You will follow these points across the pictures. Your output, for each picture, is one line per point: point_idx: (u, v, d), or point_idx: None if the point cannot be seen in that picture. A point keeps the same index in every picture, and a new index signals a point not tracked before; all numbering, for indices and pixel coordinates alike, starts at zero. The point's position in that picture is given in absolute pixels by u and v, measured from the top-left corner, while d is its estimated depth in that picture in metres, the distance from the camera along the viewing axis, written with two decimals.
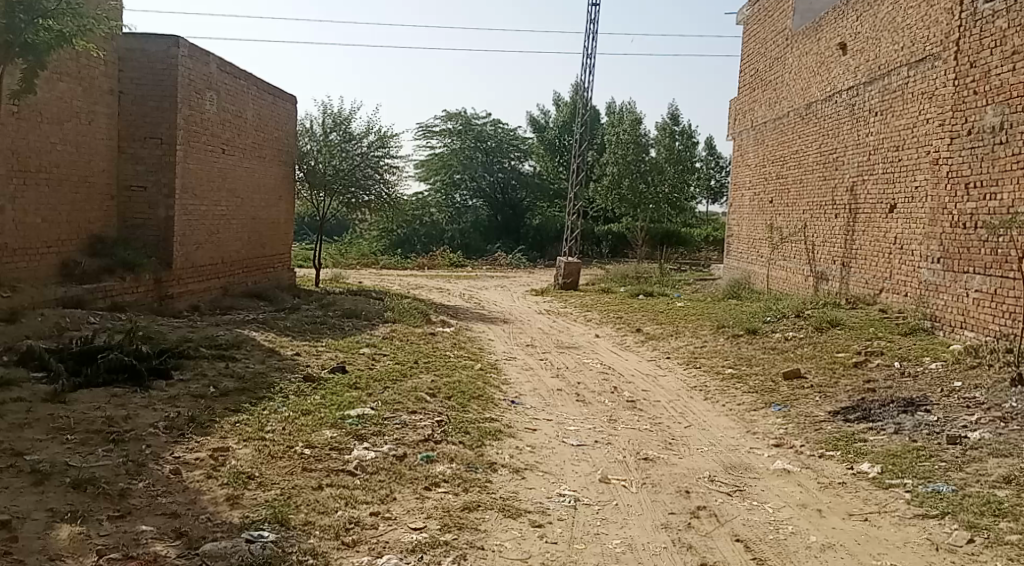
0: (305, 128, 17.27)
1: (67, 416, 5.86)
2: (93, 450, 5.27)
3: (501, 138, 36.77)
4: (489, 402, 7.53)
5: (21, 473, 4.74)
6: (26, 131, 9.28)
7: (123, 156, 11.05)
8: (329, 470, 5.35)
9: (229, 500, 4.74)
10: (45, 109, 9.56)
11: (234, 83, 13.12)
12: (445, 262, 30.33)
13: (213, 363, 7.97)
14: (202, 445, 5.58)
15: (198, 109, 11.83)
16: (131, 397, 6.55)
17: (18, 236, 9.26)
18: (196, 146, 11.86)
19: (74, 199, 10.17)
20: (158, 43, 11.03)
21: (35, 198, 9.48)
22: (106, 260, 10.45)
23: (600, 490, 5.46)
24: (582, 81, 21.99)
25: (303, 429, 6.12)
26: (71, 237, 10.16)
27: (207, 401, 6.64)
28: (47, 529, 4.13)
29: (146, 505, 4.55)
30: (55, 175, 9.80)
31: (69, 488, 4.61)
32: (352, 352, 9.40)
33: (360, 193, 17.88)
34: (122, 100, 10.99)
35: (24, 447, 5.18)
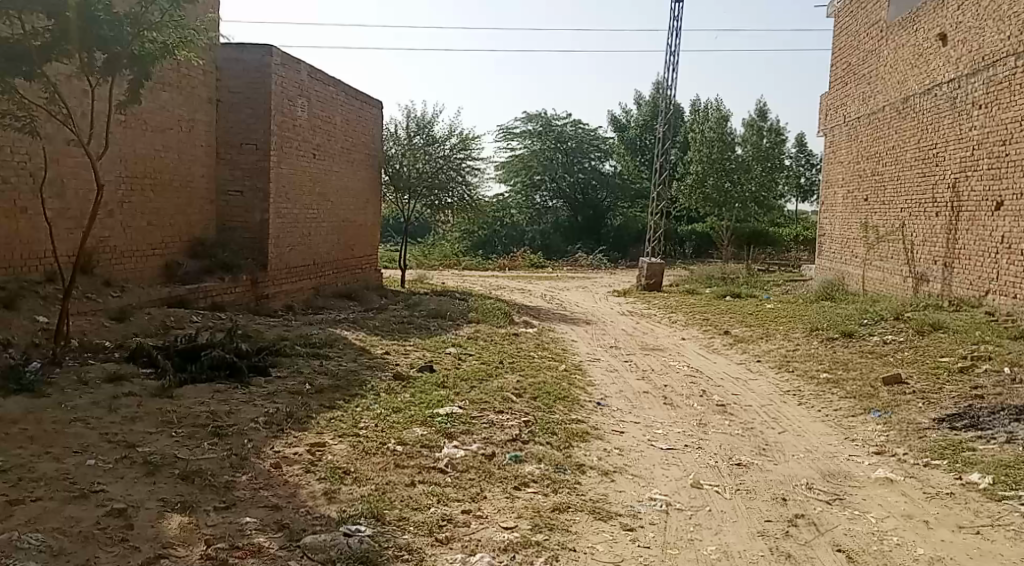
0: (389, 132, 17.63)
1: (174, 410, 6.13)
2: (199, 443, 5.50)
3: (580, 138, 36.62)
4: (575, 403, 7.50)
5: (134, 464, 4.98)
6: (133, 138, 9.77)
7: (222, 162, 11.51)
8: (421, 467, 5.44)
9: (326, 494, 4.87)
10: (150, 117, 10.05)
11: (324, 89, 13.50)
12: (526, 263, 30.45)
13: (308, 361, 8.22)
14: (300, 440, 5.76)
15: (290, 115, 12.23)
16: (233, 393, 6.82)
17: (125, 239, 9.74)
18: (288, 152, 12.27)
19: (176, 203, 10.65)
20: (253, 52, 11.45)
21: (140, 202, 9.96)
22: (207, 262, 10.92)
23: (692, 495, 5.36)
24: (665, 79, 21.69)
25: (395, 427, 6.24)
26: (173, 239, 10.63)
27: (304, 397, 6.84)
28: (160, 518, 4.31)
29: (249, 497, 4.72)
30: (158, 181, 10.28)
31: (178, 479, 4.82)
32: (438, 351, 9.53)
33: (443, 195, 18.09)
34: (220, 108, 11.45)
35: (136, 439, 5.44)
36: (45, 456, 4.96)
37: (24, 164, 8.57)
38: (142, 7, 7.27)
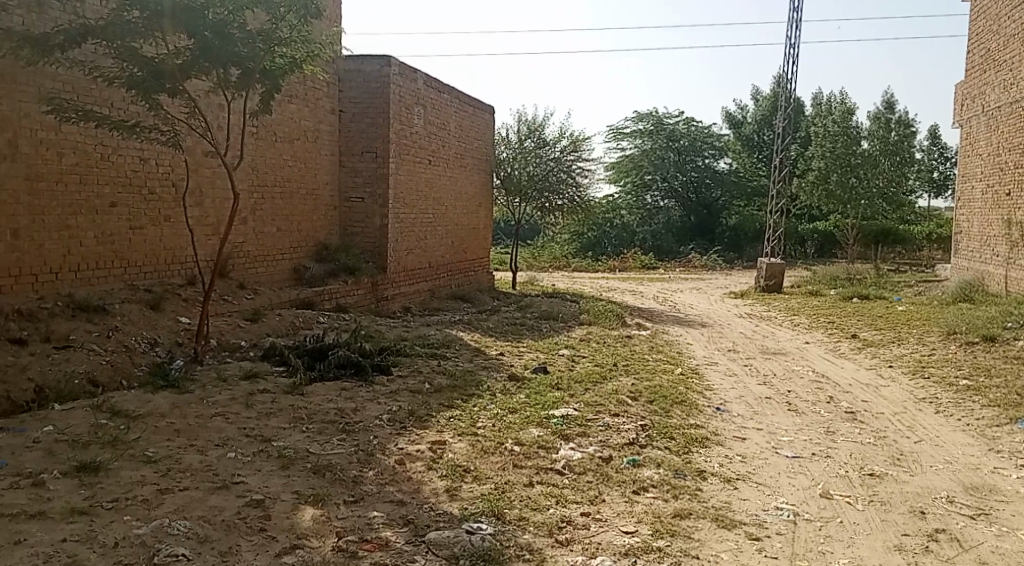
0: (501, 137, 17.83)
1: (305, 407, 6.42)
2: (328, 438, 5.74)
3: (694, 136, 35.68)
4: (693, 408, 7.36)
5: (270, 457, 5.25)
6: (264, 149, 10.29)
7: (344, 169, 11.97)
8: (539, 468, 5.47)
9: (448, 491, 4.97)
10: (279, 129, 10.56)
11: (439, 96, 13.80)
12: (637, 264, 30.12)
13: (427, 361, 8.43)
14: (422, 438, 5.91)
15: (407, 123, 12.58)
16: (358, 391, 7.08)
17: (257, 244, 10.27)
18: (406, 158, 12.63)
19: (303, 210, 11.15)
20: (373, 63, 11.85)
21: (270, 210, 10.48)
22: (331, 265, 11.38)
23: (821, 506, 5.16)
24: (785, 72, 20.95)
25: (512, 427, 6.31)
26: (301, 244, 11.13)
27: (424, 396, 7.02)
28: (294, 510, 4.52)
29: (376, 492, 4.88)
30: (286, 189, 10.78)
31: (309, 473, 5.04)
32: (552, 353, 9.56)
33: (554, 197, 18.08)
34: (342, 118, 11.90)
35: (271, 434, 5.74)
36: (190, 448, 5.30)
37: (167, 175, 9.18)
38: (272, 23, 7.69)
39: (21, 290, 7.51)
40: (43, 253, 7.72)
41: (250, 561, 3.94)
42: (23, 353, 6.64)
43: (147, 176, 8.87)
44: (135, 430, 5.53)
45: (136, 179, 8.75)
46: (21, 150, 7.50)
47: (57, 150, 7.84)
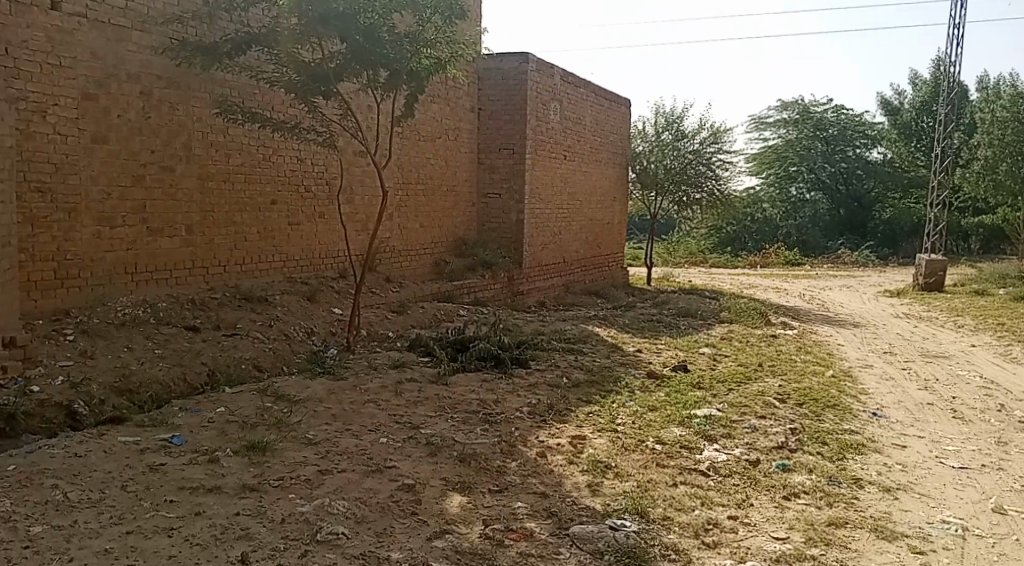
0: (637, 130, 17.61)
1: (449, 397, 6.61)
2: (473, 428, 5.89)
3: (844, 124, 33.97)
4: (847, 412, 7.01)
5: (419, 444, 5.45)
6: (408, 147, 10.65)
7: (482, 166, 12.23)
8: (683, 468, 5.38)
9: (590, 486, 4.98)
10: (423, 128, 10.91)
11: (575, 91, 13.82)
12: (780, 260, 28.98)
13: (565, 356, 8.47)
14: (562, 432, 5.95)
15: (544, 119, 12.67)
16: (498, 383, 7.21)
17: (401, 239, 10.66)
18: (543, 154, 12.73)
19: (444, 206, 11.48)
20: (511, 60, 12.03)
21: (413, 206, 10.85)
22: (471, 260, 11.64)
23: (994, 522, 4.80)
24: (948, 55, 19.53)
25: (653, 425, 6.24)
26: (442, 239, 11.47)
27: (563, 391, 7.06)
28: (443, 496, 4.67)
29: (520, 483, 4.96)
30: (429, 185, 11.13)
31: (456, 460, 5.19)
32: (692, 351, 9.37)
33: (692, 190, 17.64)
34: (481, 116, 12.16)
35: (418, 421, 5.95)
36: (345, 432, 5.57)
37: (321, 174, 9.69)
38: (418, 25, 7.94)
39: (194, 281, 8.15)
40: (213, 247, 8.33)
41: (403, 542, 4.10)
42: (197, 339, 7.21)
43: (303, 175, 9.39)
44: (295, 413, 5.88)
45: (295, 178, 9.28)
46: (195, 151, 8.10)
47: (225, 151, 8.42)
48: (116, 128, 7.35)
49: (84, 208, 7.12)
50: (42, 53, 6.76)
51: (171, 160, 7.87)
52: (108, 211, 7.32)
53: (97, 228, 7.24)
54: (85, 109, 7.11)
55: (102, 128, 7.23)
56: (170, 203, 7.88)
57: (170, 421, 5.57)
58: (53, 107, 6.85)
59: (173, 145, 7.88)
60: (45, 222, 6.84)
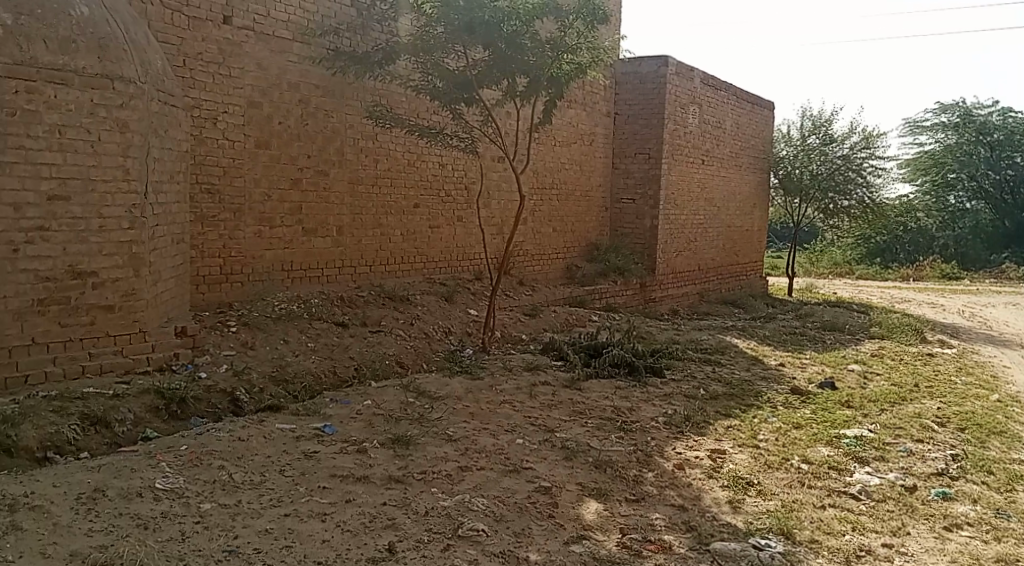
0: (782, 134, 17.14)
1: (583, 402, 6.61)
2: (608, 435, 5.86)
3: (1012, 130, 31.63)
4: (1015, 441, 6.47)
5: (555, 447, 5.48)
6: (545, 152, 10.76)
7: (617, 171, 12.21)
8: (830, 490, 5.15)
9: (731, 503, 4.85)
10: (560, 133, 11.00)
11: (715, 95, 13.51)
12: (935, 274, 27.13)
13: (702, 367, 8.28)
14: (701, 444, 5.83)
15: (683, 123, 12.45)
16: (633, 390, 7.14)
17: (534, 243, 10.79)
18: (680, 159, 12.53)
19: (577, 211, 11.54)
20: (650, 64, 11.92)
21: (547, 211, 10.95)
22: (605, 265, 11.61)
23: None
24: None
25: (798, 443, 6.00)
26: (573, 244, 11.54)
27: (700, 402, 6.90)
28: (579, 501, 4.68)
29: (658, 494, 4.90)
30: (563, 190, 11.20)
31: (592, 467, 5.19)
32: (839, 367, 8.92)
33: (840, 198, 16.76)
34: (617, 120, 12.15)
35: (554, 424, 5.99)
36: (484, 431, 5.69)
37: (462, 178, 9.97)
38: (561, 32, 8.00)
39: (342, 279, 8.57)
40: (361, 248, 8.73)
41: (541, 544, 4.13)
42: (345, 334, 7.57)
43: (444, 179, 9.68)
44: (436, 410, 6.06)
45: (436, 183, 9.58)
46: (347, 156, 8.50)
47: (375, 157, 8.79)
48: (277, 134, 7.83)
49: (247, 209, 7.61)
50: (214, 64, 7.28)
51: (325, 165, 8.29)
52: (268, 212, 7.80)
53: (259, 228, 7.72)
54: (251, 116, 7.60)
55: (265, 134, 7.72)
56: (324, 205, 8.31)
57: (321, 411, 5.88)
58: (223, 114, 7.37)
59: (327, 150, 8.30)
60: (213, 221, 7.36)
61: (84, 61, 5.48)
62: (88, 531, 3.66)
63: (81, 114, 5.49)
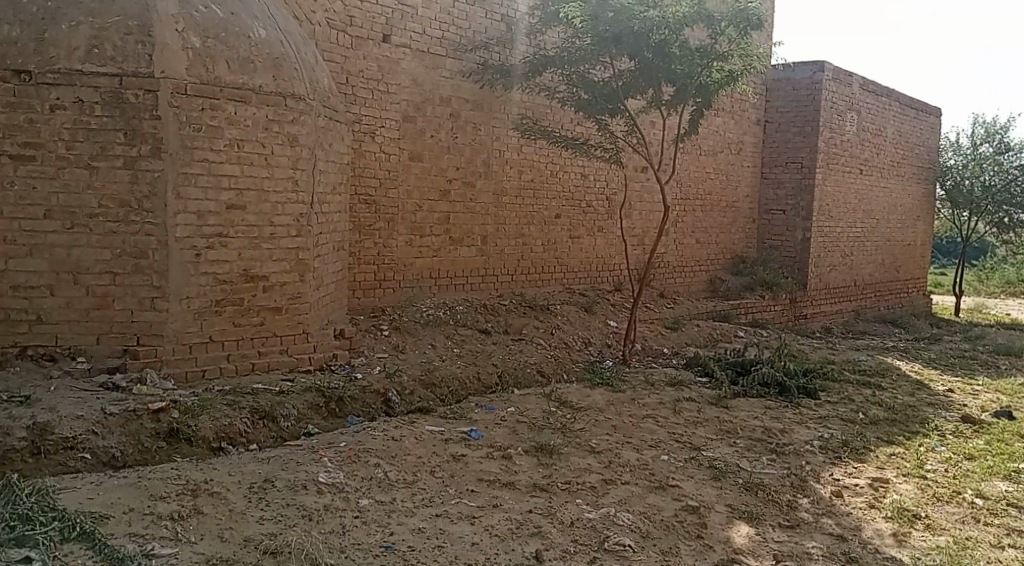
0: (950, 142, 16.02)
1: (731, 420, 6.42)
2: (758, 456, 5.66)
3: None
4: None
5: (702, 466, 5.35)
6: (691, 162, 10.56)
7: (766, 182, 11.83)
8: (1009, 529, 4.74)
9: (895, 536, 4.57)
10: (707, 142, 10.77)
11: (876, 100, 12.81)
12: None
13: (860, 389, 7.84)
14: (860, 472, 5.52)
15: (840, 131, 11.88)
16: (784, 411, 6.86)
17: (678, 255, 10.62)
18: (835, 169, 11.96)
19: (723, 223, 11.27)
20: (805, 70, 11.47)
21: (692, 222, 10.75)
22: (752, 279, 11.24)
23: None
24: None
25: (971, 476, 5.57)
26: (718, 257, 11.28)
27: (858, 427, 6.54)
28: (730, 523, 4.54)
29: (813, 521, 4.68)
30: (709, 201, 10.97)
31: (742, 488, 5.03)
32: (1017, 396, 8.20)
33: (1017, 211, 15.43)
34: (767, 129, 11.77)
35: (700, 442, 5.85)
36: (628, 444, 5.64)
37: (604, 189, 9.97)
38: (712, 39, 7.81)
39: (486, 288, 8.75)
40: (504, 257, 8.89)
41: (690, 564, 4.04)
42: (489, 342, 7.73)
43: (586, 190, 9.73)
44: (579, 420, 6.07)
45: (578, 193, 9.64)
46: (493, 167, 8.69)
47: (519, 168, 8.94)
48: (429, 146, 8.10)
49: (400, 219, 7.92)
50: (373, 80, 7.62)
51: (473, 176, 8.51)
52: (419, 221, 8.08)
53: (410, 237, 8.02)
54: (405, 130, 7.91)
55: (418, 147, 8.01)
56: (470, 215, 8.52)
57: (467, 416, 6.02)
58: (380, 128, 7.69)
59: (474, 162, 8.52)
60: (369, 230, 7.69)
61: (261, 79, 5.86)
62: (259, 519, 3.91)
63: (256, 128, 5.86)
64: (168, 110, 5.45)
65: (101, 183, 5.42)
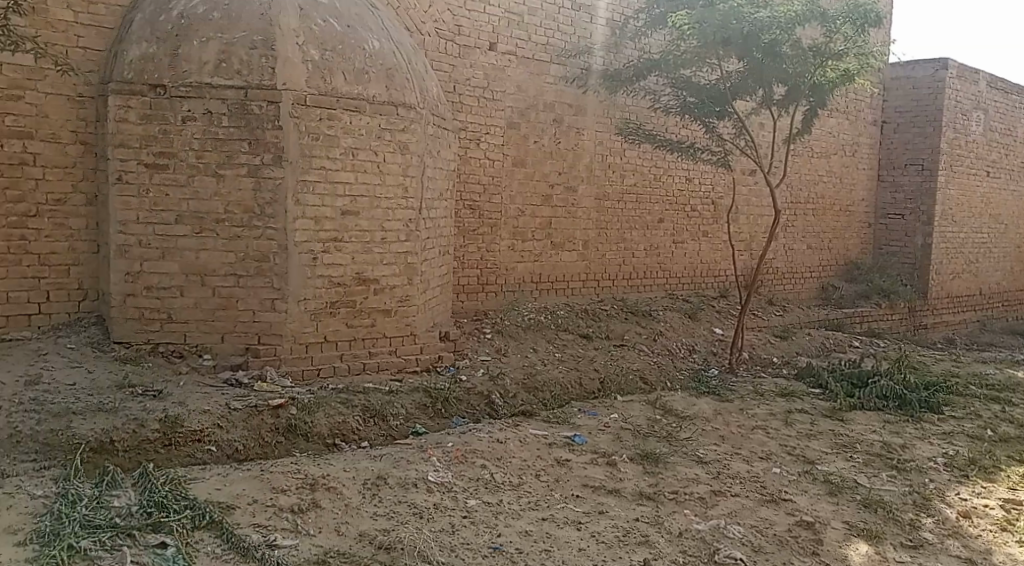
0: None
1: (847, 434, 6.18)
2: (877, 472, 5.43)
3: None
4: None
5: (816, 480, 5.18)
6: (802, 165, 10.22)
7: (883, 184, 11.34)
8: None
9: None
10: (820, 144, 10.41)
11: (1005, 98, 12.08)
12: None
13: (988, 405, 7.39)
14: (990, 492, 5.21)
15: (965, 131, 11.26)
16: (904, 426, 6.55)
17: (787, 261, 10.32)
18: (960, 171, 11.35)
19: (836, 228, 10.87)
20: (927, 67, 10.93)
21: (802, 227, 10.42)
22: (868, 286, 10.79)
23: None
24: None
25: None
26: (829, 263, 10.89)
27: (987, 444, 6.17)
28: (847, 541, 4.38)
29: (938, 543, 4.45)
30: (820, 205, 10.60)
31: (860, 505, 4.83)
32: None
33: None
34: (884, 129, 11.29)
35: (814, 455, 5.66)
36: (737, 455, 5.51)
37: (708, 193, 9.80)
38: (826, 38, 7.53)
39: (587, 293, 8.74)
40: (606, 262, 8.87)
41: None
42: (591, 347, 7.72)
43: (691, 194, 9.59)
44: (685, 429, 5.97)
45: (682, 197, 9.51)
46: (596, 172, 8.68)
47: (622, 172, 8.90)
48: (532, 152, 8.16)
49: (503, 224, 8.00)
50: (479, 87, 7.73)
51: (575, 181, 8.52)
52: (521, 226, 8.15)
53: (512, 241, 8.10)
54: (509, 135, 7.99)
55: (521, 152, 8.08)
56: (573, 220, 8.54)
57: (571, 421, 6.03)
58: (485, 135, 7.80)
59: (577, 167, 8.53)
60: (473, 235, 7.81)
61: (375, 90, 6.06)
62: (373, 515, 4.04)
63: (370, 137, 6.06)
64: (289, 120, 5.70)
65: (228, 190, 5.68)
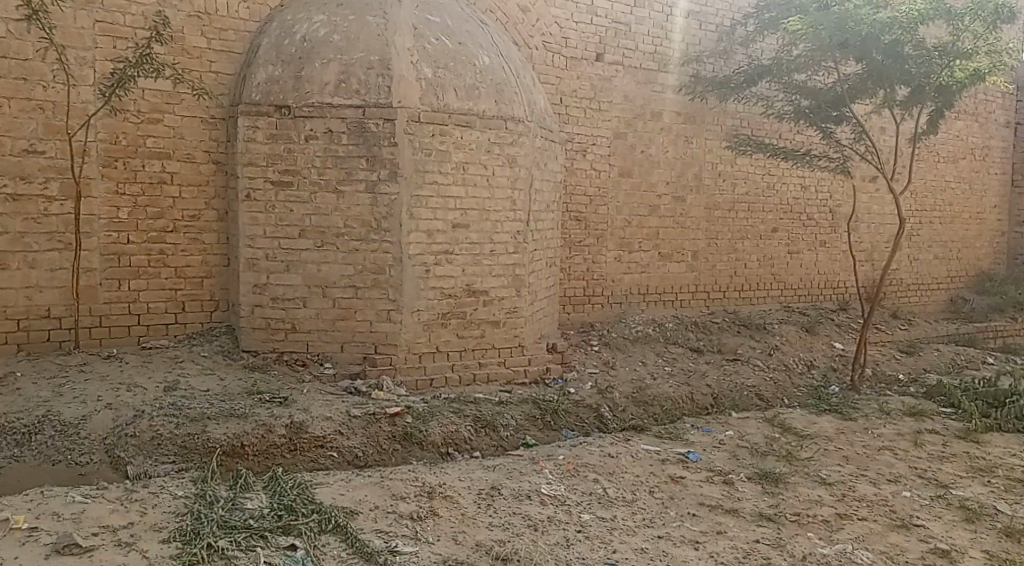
0: None
1: (983, 457, 5.81)
2: (1019, 499, 5.08)
3: None
4: None
5: (951, 506, 4.89)
6: (927, 170, 9.72)
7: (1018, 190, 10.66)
8: None
9: None
10: (946, 149, 9.88)
11: None
12: None
13: None
14: None
15: None
16: None
17: (911, 272, 9.84)
18: None
19: (965, 237, 10.29)
20: None
21: (928, 236, 9.91)
22: (1002, 298, 10.14)
23: None
24: None
25: None
26: (958, 273, 10.33)
27: None
28: None
29: None
30: (947, 212, 10.06)
31: (1001, 534, 4.53)
32: None
33: None
34: (1019, 131, 10.61)
35: (948, 479, 5.35)
36: (862, 477, 5.28)
37: (825, 202, 9.47)
38: (954, 35, 7.09)
39: (696, 304, 8.59)
40: (716, 273, 8.70)
41: None
42: (701, 360, 7.58)
43: (806, 203, 9.28)
44: (805, 448, 5.77)
45: (797, 206, 9.21)
46: (705, 182, 8.53)
47: (732, 181, 8.71)
48: (639, 162, 8.10)
49: (609, 235, 7.97)
50: (586, 99, 7.73)
51: (683, 191, 8.40)
52: (627, 237, 8.09)
53: (619, 253, 8.05)
54: (616, 146, 7.95)
55: (628, 163, 8.03)
56: (682, 230, 8.42)
57: (684, 437, 5.93)
58: (592, 146, 7.79)
59: (686, 176, 8.41)
60: (579, 246, 7.81)
61: (484, 105, 6.17)
62: (489, 525, 4.09)
63: (480, 151, 6.16)
64: (404, 136, 5.87)
65: (347, 206, 5.89)
